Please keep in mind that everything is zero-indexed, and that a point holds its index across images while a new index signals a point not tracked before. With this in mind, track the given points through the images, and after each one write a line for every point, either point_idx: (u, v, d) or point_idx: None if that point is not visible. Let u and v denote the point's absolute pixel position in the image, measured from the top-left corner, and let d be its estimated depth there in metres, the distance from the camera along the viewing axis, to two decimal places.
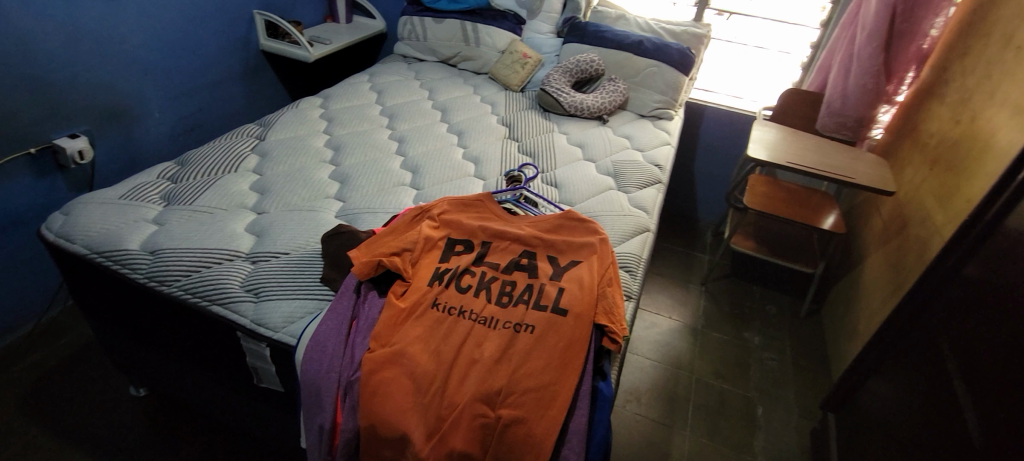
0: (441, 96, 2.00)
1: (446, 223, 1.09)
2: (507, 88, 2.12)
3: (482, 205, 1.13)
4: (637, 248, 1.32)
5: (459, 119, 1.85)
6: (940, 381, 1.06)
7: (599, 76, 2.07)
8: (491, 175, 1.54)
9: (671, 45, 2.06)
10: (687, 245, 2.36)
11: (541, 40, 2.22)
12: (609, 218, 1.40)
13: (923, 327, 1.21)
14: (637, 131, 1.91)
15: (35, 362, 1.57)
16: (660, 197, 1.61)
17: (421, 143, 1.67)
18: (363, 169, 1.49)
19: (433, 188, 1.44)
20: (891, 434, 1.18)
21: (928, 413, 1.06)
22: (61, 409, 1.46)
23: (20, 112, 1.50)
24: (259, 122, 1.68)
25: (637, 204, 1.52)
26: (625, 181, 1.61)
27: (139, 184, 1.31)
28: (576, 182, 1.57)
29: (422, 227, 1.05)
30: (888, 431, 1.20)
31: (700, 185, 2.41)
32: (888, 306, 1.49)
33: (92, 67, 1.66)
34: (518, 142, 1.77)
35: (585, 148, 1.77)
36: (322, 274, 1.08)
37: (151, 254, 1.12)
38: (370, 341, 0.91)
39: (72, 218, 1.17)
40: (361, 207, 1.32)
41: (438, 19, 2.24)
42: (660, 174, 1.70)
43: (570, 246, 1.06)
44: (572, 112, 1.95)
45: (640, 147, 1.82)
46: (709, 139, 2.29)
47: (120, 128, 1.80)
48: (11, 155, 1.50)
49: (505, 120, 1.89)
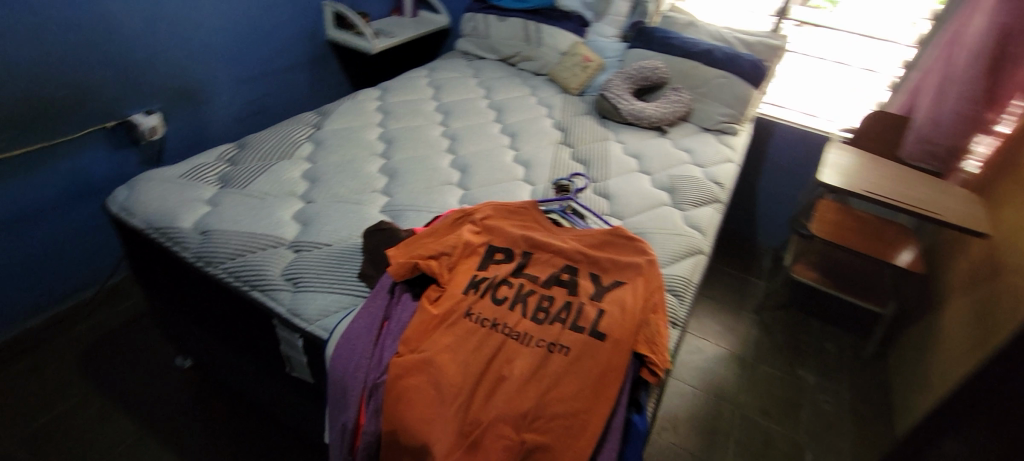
0: (498, 96, 1.97)
1: (487, 229, 1.05)
2: (565, 92, 2.06)
3: (527, 213, 1.09)
4: (687, 272, 1.24)
5: (513, 120, 1.82)
6: None
7: (662, 84, 1.98)
8: (541, 181, 1.50)
9: (743, 55, 1.94)
10: (742, 269, 2.23)
11: (604, 44, 2.14)
12: (660, 236, 1.33)
13: (1014, 392, 1.06)
14: (698, 145, 1.81)
15: (96, 323, 1.68)
16: (717, 217, 1.51)
17: (473, 142, 1.65)
18: (411, 166, 1.48)
19: (480, 190, 1.42)
20: None
21: None
22: (113, 373, 1.55)
23: (101, 88, 1.60)
24: (317, 111, 1.72)
25: (692, 223, 1.43)
26: (681, 197, 1.53)
27: (199, 165, 1.36)
28: (629, 194, 1.50)
29: (463, 231, 1.03)
30: None
31: (763, 206, 2.26)
32: (970, 360, 1.33)
33: (170, 49, 1.75)
34: (572, 148, 1.71)
35: (641, 160, 1.69)
36: (360, 269, 1.08)
37: (201, 234, 1.15)
38: (399, 345, 0.89)
39: (135, 193, 1.22)
40: (406, 205, 1.31)
41: (502, 17, 2.22)
42: (720, 192, 1.60)
43: (615, 264, 1.00)
44: (630, 121, 1.87)
45: (701, 163, 1.72)
46: (777, 158, 2.15)
47: (192, 107, 1.89)
48: (91, 127, 1.61)
49: (560, 124, 1.84)
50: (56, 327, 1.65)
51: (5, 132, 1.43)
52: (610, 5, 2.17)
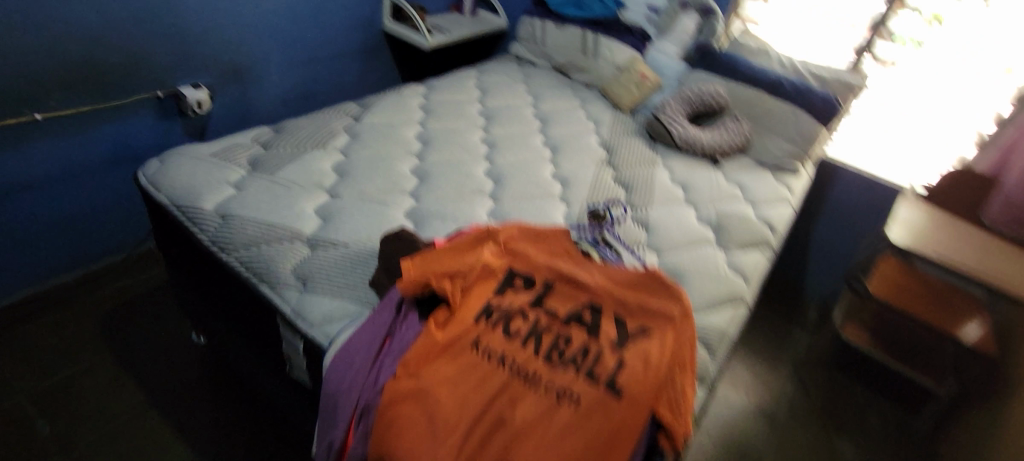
0: (545, 106, 1.90)
1: (510, 251, 0.97)
2: (616, 108, 1.96)
3: (555, 239, 1.01)
4: (722, 322, 1.13)
5: (556, 133, 1.74)
6: None
7: (721, 112, 1.85)
8: (577, 202, 1.42)
9: (815, 90, 1.80)
10: (784, 317, 2.07)
11: (663, 63, 2.04)
12: (698, 279, 1.21)
13: None
14: (753, 181, 1.68)
15: (121, 288, 1.71)
16: (765, 264, 1.38)
17: (512, 152, 1.58)
18: (445, 170, 1.43)
19: (511, 203, 1.35)
20: None
21: None
22: (128, 340, 1.56)
23: (154, 58, 1.62)
24: (359, 102, 1.69)
25: (736, 267, 1.31)
26: (727, 236, 1.40)
27: (233, 145, 1.34)
28: (670, 226, 1.39)
29: (483, 250, 0.95)
30: None
31: (816, 253, 2.08)
32: None
33: (226, 26, 1.75)
34: (615, 170, 1.62)
35: (689, 190, 1.58)
36: (372, 277, 1.02)
37: (220, 218, 1.13)
38: (397, 367, 0.83)
39: (165, 168, 1.22)
40: (432, 211, 1.26)
41: (561, 25, 2.14)
42: (772, 237, 1.47)
43: (645, 309, 0.90)
44: (682, 147, 1.75)
45: (753, 201, 1.59)
46: (839, 204, 1.98)
47: (241, 85, 1.89)
48: (140, 95, 1.63)
49: (607, 143, 1.74)
50: (84, 287, 1.69)
51: (57, 91, 1.46)
52: (676, 24, 2.09)
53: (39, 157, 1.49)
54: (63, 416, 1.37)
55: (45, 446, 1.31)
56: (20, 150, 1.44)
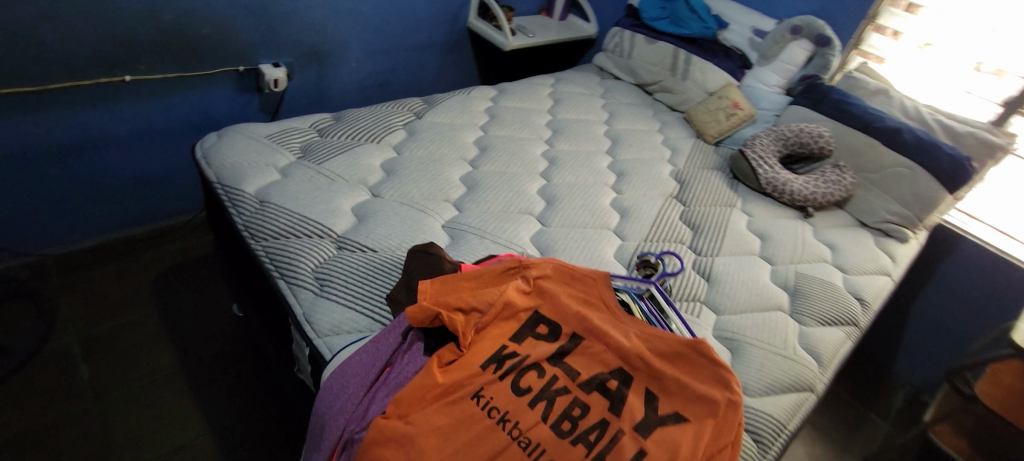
0: (620, 125, 1.76)
1: (538, 290, 0.87)
2: (699, 137, 1.78)
3: (592, 285, 0.88)
4: (778, 411, 0.96)
5: (626, 157, 1.60)
6: None
7: (822, 157, 1.63)
8: (634, 238, 1.28)
9: (942, 145, 1.51)
10: (861, 398, 1.80)
11: (762, 93, 1.82)
12: (760, 352, 1.04)
13: None
14: (847, 242, 1.45)
15: (180, 248, 1.79)
16: (847, 346, 1.17)
17: (572, 172, 1.46)
18: (496, 182, 1.33)
19: (559, 229, 1.24)
20: None
21: None
22: (176, 300, 1.62)
23: (240, 33, 1.66)
24: (425, 98, 1.64)
25: (808, 346, 1.11)
26: (805, 305, 1.21)
27: (290, 129, 1.34)
28: (737, 282, 1.22)
29: (508, 286, 0.85)
30: None
31: (914, 333, 1.78)
32: None
33: (312, 9, 1.77)
34: (684, 207, 1.45)
35: (767, 242, 1.38)
36: (390, 292, 0.96)
37: (258, 203, 1.11)
38: (388, 403, 0.74)
39: (220, 144, 1.22)
40: (472, 226, 1.17)
41: (652, 39, 1.98)
42: (861, 314, 1.24)
43: (682, 391, 0.76)
44: (767, 191, 1.56)
45: (843, 267, 1.37)
46: (952, 282, 1.68)
47: (319, 68, 1.91)
48: (222, 68, 1.68)
49: (680, 175, 1.58)
50: (149, 241, 1.78)
51: (146, 57, 1.52)
52: (783, 50, 1.82)
53: (124, 116, 1.56)
54: (103, 363, 1.43)
55: (81, 390, 1.37)
56: (109, 107, 1.53)
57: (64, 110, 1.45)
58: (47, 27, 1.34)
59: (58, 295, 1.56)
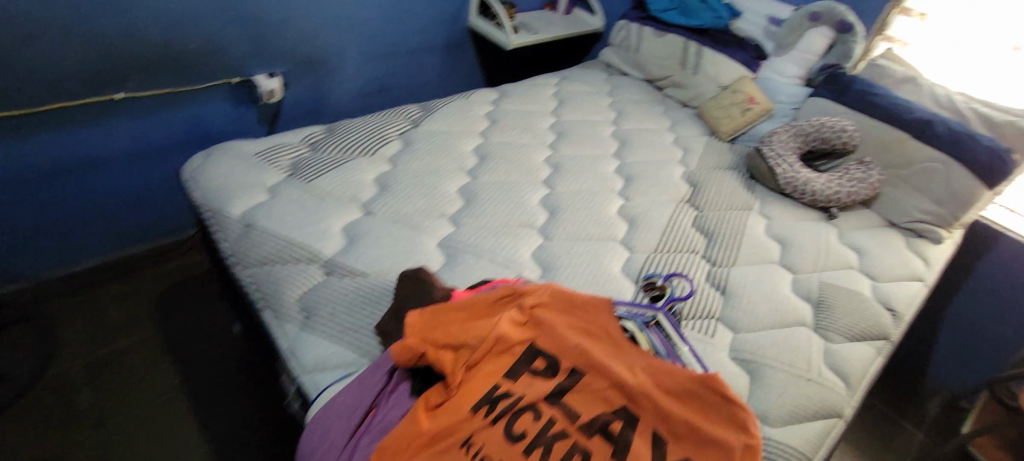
0: (628, 125, 1.67)
1: (535, 323, 0.80)
2: (713, 134, 1.69)
3: (594, 313, 0.81)
4: (802, 442, 0.89)
5: (634, 160, 1.51)
6: None
7: (845, 152, 1.53)
8: (643, 249, 1.20)
9: (979, 137, 1.39)
10: (893, 405, 1.70)
11: (778, 86, 1.71)
12: (780, 375, 0.96)
13: None
14: (875, 246, 1.35)
15: (183, 265, 1.77)
16: (877, 363, 1.08)
17: (577, 178, 1.39)
18: (496, 194, 1.26)
19: (563, 242, 1.17)
20: None
21: None
22: (178, 320, 1.60)
23: (232, 46, 1.61)
24: (423, 105, 1.58)
25: (834, 365, 1.02)
26: (830, 318, 1.11)
27: (282, 146, 1.29)
28: (755, 295, 1.13)
29: (501, 318, 0.78)
30: None
31: (951, 336, 1.67)
32: None
33: (304, 16, 1.71)
34: (697, 212, 1.36)
35: (787, 248, 1.29)
36: (379, 322, 0.90)
37: (243, 227, 1.06)
38: (372, 452, 0.69)
39: (207, 165, 1.19)
40: (469, 243, 1.11)
41: (660, 32, 1.89)
42: (892, 326, 1.14)
43: (694, 434, 0.69)
44: (787, 191, 1.46)
45: (871, 273, 1.27)
46: (991, 282, 1.56)
47: (316, 76, 1.86)
48: (216, 81, 1.64)
49: (693, 177, 1.49)
50: (152, 259, 1.76)
51: (137, 74, 1.49)
52: (801, 39, 1.71)
53: (116, 136, 1.53)
54: (105, 388, 1.41)
55: (83, 417, 1.35)
56: (101, 127, 1.50)
57: (54, 132, 1.43)
58: (31, 50, 1.31)
59: (61, 318, 1.55)
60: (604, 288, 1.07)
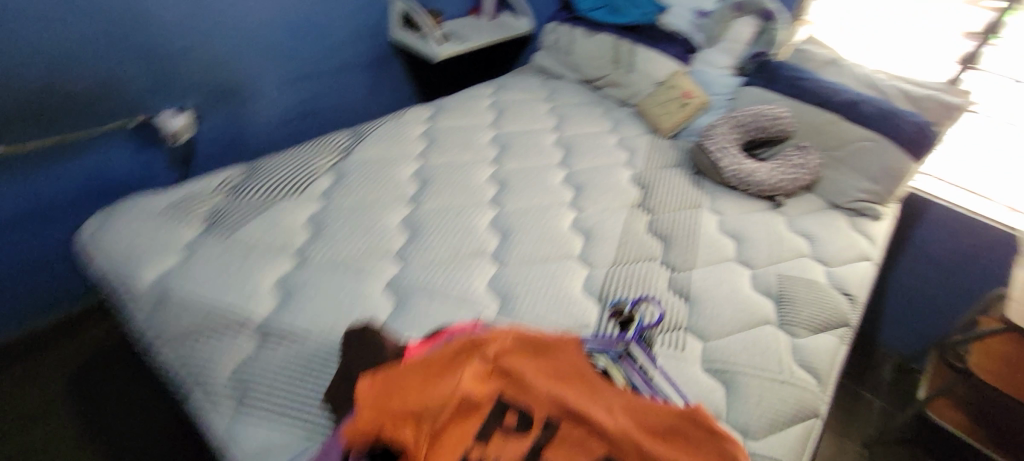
0: (571, 131, 1.62)
1: (500, 373, 0.73)
2: (655, 132, 1.68)
3: (563, 354, 0.75)
4: (785, 452, 0.87)
5: (581, 167, 1.47)
6: None
7: (782, 139, 1.55)
8: (601, 264, 1.15)
9: (903, 113, 1.45)
10: (852, 377, 1.75)
11: (712, 77, 1.71)
12: (755, 382, 0.94)
13: None
14: (823, 230, 1.37)
15: (97, 336, 1.54)
16: (842, 351, 1.08)
17: (525, 194, 1.32)
18: (441, 222, 1.18)
19: (519, 267, 1.10)
20: None
21: None
22: (94, 402, 1.38)
23: (129, 82, 1.45)
24: (352, 130, 1.46)
25: (803, 361, 1.01)
26: (792, 313, 1.11)
27: (194, 196, 1.15)
28: (719, 299, 1.11)
29: (464, 374, 0.70)
30: None
31: (897, 303, 1.73)
32: None
33: (210, 43, 1.56)
34: (650, 216, 1.33)
35: (741, 244, 1.29)
36: (326, 390, 0.80)
37: (157, 298, 0.93)
38: None
39: (108, 229, 1.04)
40: (418, 282, 1.02)
41: (591, 32, 1.86)
42: (850, 311, 1.16)
43: None
44: (734, 184, 1.46)
45: (823, 259, 1.28)
46: (926, 249, 1.63)
47: (232, 107, 1.70)
48: (112, 124, 1.46)
49: (641, 179, 1.46)
50: (59, 332, 1.53)
51: (18, 123, 1.30)
52: (728, 29, 1.73)
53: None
54: None
55: None
56: None
57: None
58: None
59: None
60: (568, 313, 1.01)
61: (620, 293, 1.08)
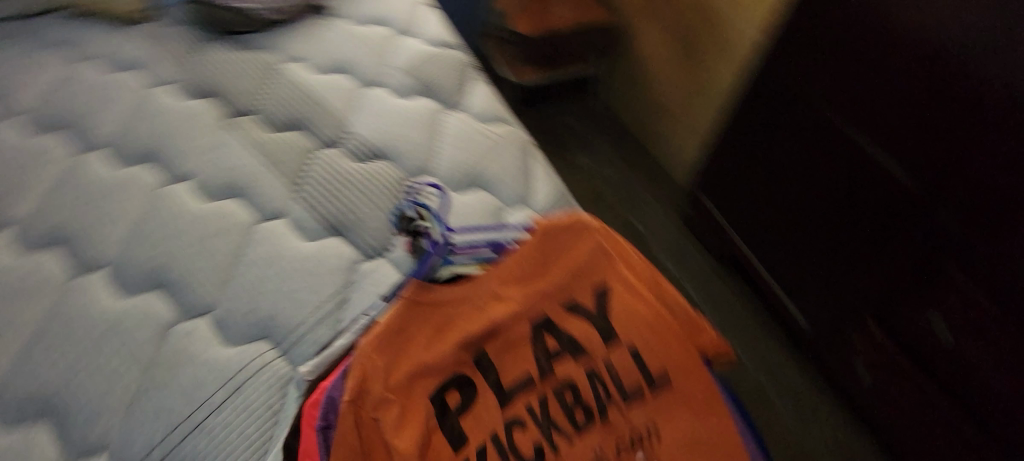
0: (24, 102, 1.01)
1: (415, 372, 0.61)
2: (124, 20, 1.17)
3: (426, 309, 0.64)
4: (549, 184, 1.01)
5: (114, 128, 0.98)
6: (831, 138, 1.21)
7: None
8: (288, 201, 0.90)
9: None
10: None
11: None
12: (491, 162, 1.00)
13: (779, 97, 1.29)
14: (378, 3, 1.32)
15: None
16: (489, 86, 1.21)
17: (104, 219, 0.85)
18: (60, 359, 0.71)
19: (229, 291, 0.78)
20: (791, 198, 1.35)
21: (834, 174, 1.23)
22: None
23: None
24: None
25: (489, 118, 1.10)
26: (442, 90, 1.14)
27: None
28: (397, 128, 1.03)
29: (397, 434, 0.57)
30: (775, 194, 1.38)
31: None
32: (696, 74, 1.69)
33: None
34: (254, 113, 1.04)
35: (348, 68, 1.15)
36: None
37: None
38: None
39: None
40: (162, 436, 0.65)
41: None
42: (462, 53, 1.25)
43: (584, 277, 0.69)
44: (280, 17, 1.20)
45: (406, 28, 1.28)
46: None
47: None
48: None
49: (189, 83, 1.07)
50: None
51: None
52: None
53: None
54: None
55: None
56: None
57: None
58: None
59: None
60: (331, 269, 0.82)
61: (341, 206, 0.90)
